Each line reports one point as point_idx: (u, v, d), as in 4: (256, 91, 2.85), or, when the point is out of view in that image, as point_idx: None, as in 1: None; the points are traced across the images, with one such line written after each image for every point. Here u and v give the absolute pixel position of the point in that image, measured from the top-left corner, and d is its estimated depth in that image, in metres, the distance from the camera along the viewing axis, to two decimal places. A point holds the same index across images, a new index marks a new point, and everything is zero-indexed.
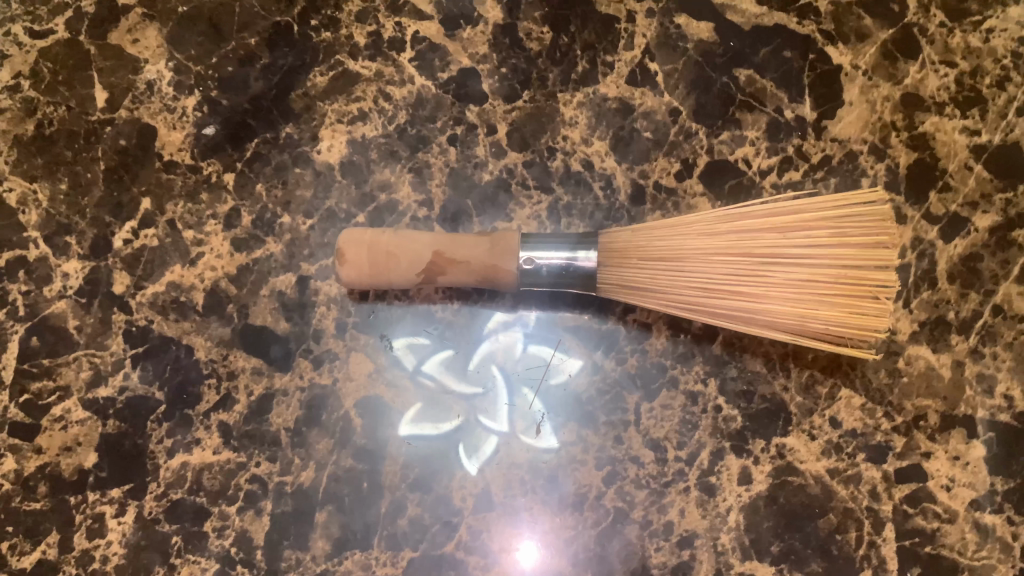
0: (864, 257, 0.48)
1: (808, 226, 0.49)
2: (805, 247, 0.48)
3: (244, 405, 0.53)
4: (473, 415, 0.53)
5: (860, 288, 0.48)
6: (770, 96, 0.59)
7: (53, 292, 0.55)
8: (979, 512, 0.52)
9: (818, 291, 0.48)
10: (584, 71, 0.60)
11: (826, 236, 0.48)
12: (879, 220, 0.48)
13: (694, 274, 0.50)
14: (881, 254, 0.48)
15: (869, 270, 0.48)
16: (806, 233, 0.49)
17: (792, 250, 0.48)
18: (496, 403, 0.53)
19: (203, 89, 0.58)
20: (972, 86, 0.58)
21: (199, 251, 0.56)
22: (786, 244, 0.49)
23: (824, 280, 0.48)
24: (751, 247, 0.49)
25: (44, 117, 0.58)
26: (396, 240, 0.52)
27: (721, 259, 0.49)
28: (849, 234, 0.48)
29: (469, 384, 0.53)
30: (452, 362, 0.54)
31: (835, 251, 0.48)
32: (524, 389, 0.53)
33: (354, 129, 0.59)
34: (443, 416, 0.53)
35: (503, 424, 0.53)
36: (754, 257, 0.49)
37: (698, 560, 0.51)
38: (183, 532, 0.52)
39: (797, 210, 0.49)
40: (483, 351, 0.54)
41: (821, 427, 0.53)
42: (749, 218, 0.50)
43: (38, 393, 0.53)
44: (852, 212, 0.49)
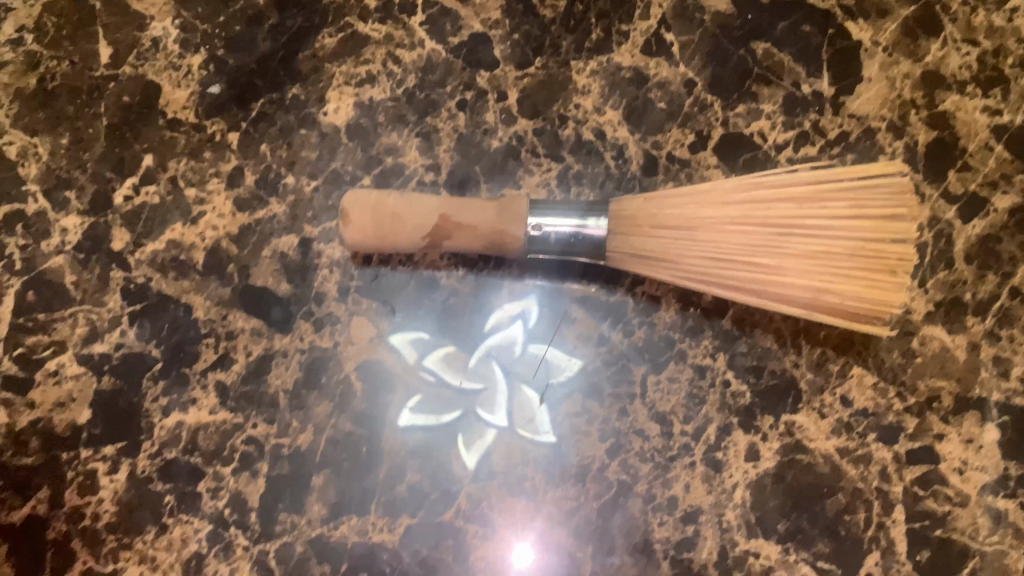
0: (880, 230, 0.47)
1: (825, 197, 0.48)
2: (821, 218, 0.47)
3: (243, 365, 0.52)
4: (471, 410, 0.52)
5: (877, 262, 0.47)
6: (788, 71, 0.58)
7: (51, 247, 0.54)
8: (991, 496, 0.50)
9: (834, 263, 0.47)
10: (598, 40, 0.58)
11: (843, 207, 0.47)
12: (900, 191, 0.47)
13: (706, 245, 0.49)
14: (899, 227, 0.47)
15: (887, 243, 0.47)
16: (823, 204, 0.48)
17: (808, 221, 0.47)
18: (497, 397, 0.52)
19: (210, 48, 0.57)
20: (994, 65, 0.57)
21: (201, 210, 0.55)
22: (802, 215, 0.47)
23: (840, 252, 0.47)
24: (765, 218, 0.48)
25: (47, 71, 0.56)
26: (401, 203, 0.51)
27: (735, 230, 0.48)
28: (867, 206, 0.47)
29: (471, 382, 0.52)
30: (453, 358, 0.53)
31: (852, 223, 0.47)
32: (524, 389, 0.52)
33: (362, 92, 0.58)
34: (442, 407, 0.52)
35: (502, 419, 0.52)
36: (768, 228, 0.48)
37: (702, 536, 0.50)
38: (176, 491, 0.51)
39: (814, 180, 0.48)
40: (487, 347, 0.53)
41: (831, 405, 0.51)
42: (764, 187, 0.49)
43: (32, 347, 0.52)
44: (871, 183, 0.47)
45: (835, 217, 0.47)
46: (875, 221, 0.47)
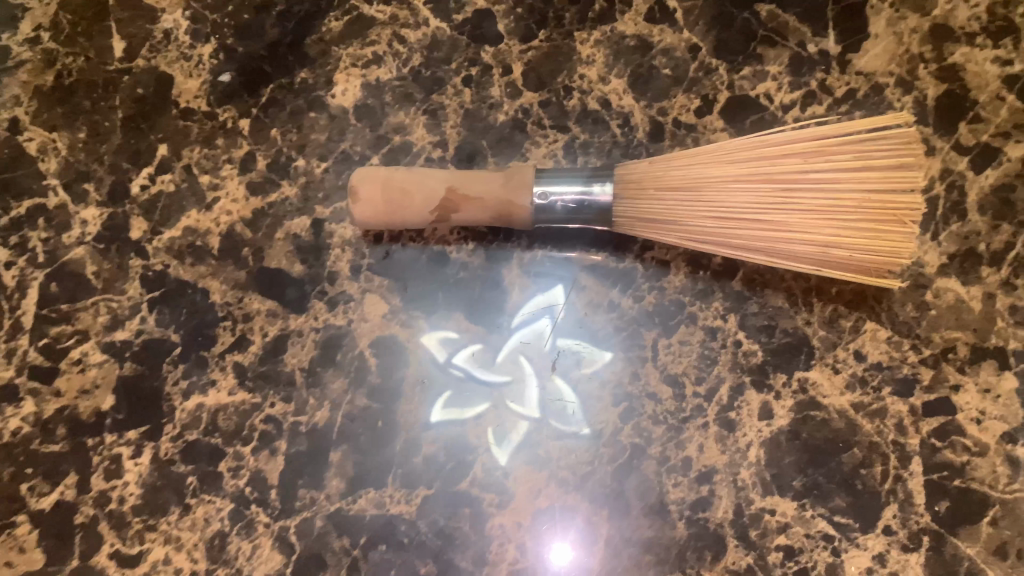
0: (888, 180, 0.46)
1: (830, 151, 0.47)
2: (827, 172, 0.47)
3: (260, 346, 0.53)
4: (500, 402, 0.52)
5: (886, 213, 0.46)
6: (793, 31, 0.58)
7: (72, 239, 0.55)
8: (1012, 445, 0.50)
9: (841, 216, 0.46)
10: (601, 10, 0.59)
11: (848, 160, 0.47)
12: (905, 141, 0.46)
13: (712, 204, 0.48)
14: (906, 176, 0.46)
15: (895, 193, 0.46)
16: (829, 158, 0.47)
17: (815, 175, 0.47)
18: (526, 388, 0.52)
19: (219, 37, 0.59)
20: (1004, 15, 0.57)
21: (215, 196, 0.56)
22: (807, 170, 0.47)
23: (846, 205, 0.46)
24: (770, 175, 0.48)
25: (64, 67, 0.58)
26: (410, 177, 0.52)
27: (740, 188, 0.48)
28: (873, 157, 0.47)
29: (487, 374, 0.52)
30: (482, 357, 0.53)
31: (859, 175, 0.46)
32: (555, 379, 0.52)
33: (368, 73, 0.58)
34: (472, 402, 0.52)
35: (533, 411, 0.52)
36: (774, 185, 0.47)
37: (718, 495, 0.50)
38: (198, 473, 0.52)
39: (819, 135, 0.48)
40: (497, 333, 0.53)
41: (845, 360, 0.51)
42: (768, 144, 0.48)
43: (56, 336, 0.54)
44: (876, 135, 0.47)
45: (841, 171, 0.47)
46: (882, 171, 0.46)
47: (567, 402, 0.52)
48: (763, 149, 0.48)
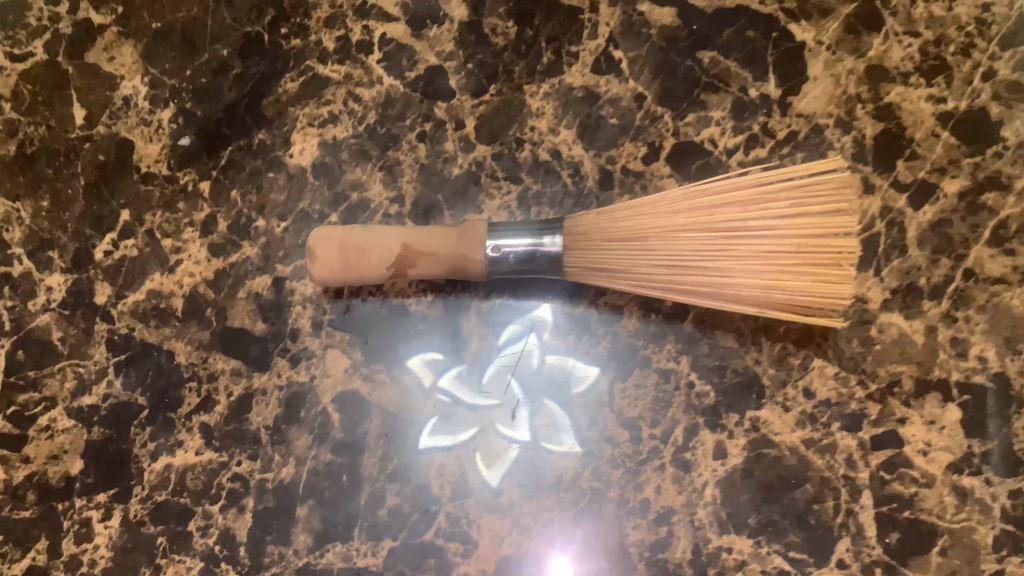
0: (823, 226, 0.48)
1: (769, 199, 0.49)
2: (765, 218, 0.49)
3: (225, 406, 0.54)
4: (489, 426, 0.54)
5: (823, 256, 0.48)
6: (735, 77, 0.60)
7: (38, 306, 0.56)
8: (957, 475, 0.52)
9: (783, 261, 0.48)
10: (549, 62, 0.60)
11: (786, 207, 0.49)
12: (839, 187, 0.48)
13: (658, 253, 0.50)
14: (841, 221, 0.48)
15: (831, 238, 0.48)
16: (767, 205, 0.49)
17: (754, 222, 0.49)
18: (504, 423, 0.54)
19: (178, 102, 0.60)
20: (936, 54, 0.58)
21: (178, 259, 0.57)
22: (747, 219, 0.49)
23: (786, 250, 0.48)
24: (713, 223, 0.50)
25: (27, 137, 0.60)
26: (365, 237, 0.53)
27: (685, 237, 0.50)
28: (809, 203, 0.49)
29: (449, 426, 0.54)
30: (457, 392, 0.54)
31: (797, 221, 0.48)
32: (547, 403, 0.53)
33: (325, 131, 0.60)
34: (433, 452, 0.53)
35: (524, 435, 0.53)
36: (717, 233, 0.49)
37: (676, 535, 0.52)
38: (168, 532, 0.53)
39: (758, 183, 0.50)
40: (457, 384, 0.54)
41: (795, 398, 0.53)
42: (709, 193, 0.50)
43: (24, 404, 0.55)
44: (812, 183, 0.49)
45: (779, 218, 0.49)
46: (819, 217, 0.48)
47: (546, 434, 0.53)
48: (705, 198, 0.50)
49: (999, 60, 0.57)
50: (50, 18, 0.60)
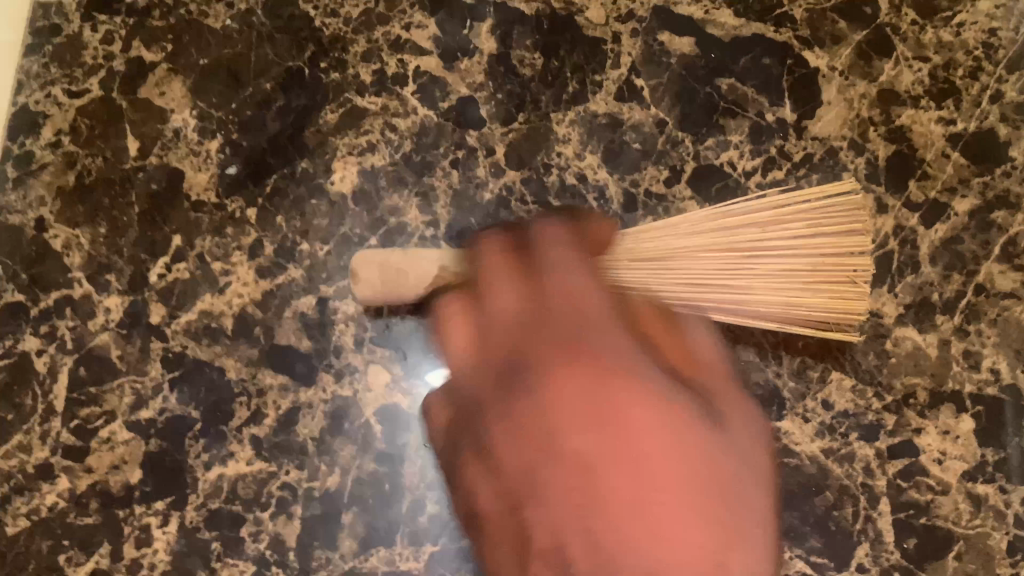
0: (837, 245, 0.53)
1: (788, 222, 0.54)
2: (785, 240, 0.53)
3: (274, 419, 0.58)
4: None
5: (839, 273, 0.53)
6: (751, 102, 0.64)
7: (97, 326, 0.60)
8: (972, 482, 0.55)
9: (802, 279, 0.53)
10: (574, 91, 0.64)
11: (804, 229, 0.53)
12: (848, 211, 0.54)
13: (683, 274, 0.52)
14: (854, 241, 0.53)
15: (845, 257, 0.53)
16: (785, 227, 0.54)
17: (774, 243, 0.53)
18: None
19: (225, 133, 0.64)
20: (946, 78, 0.62)
21: (228, 281, 0.60)
22: (768, 239, 0.53)
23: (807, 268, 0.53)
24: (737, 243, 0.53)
25: (84, 168, 0.63)
26: (404, 259, 0.56)
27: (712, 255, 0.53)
28: (826, 226, 0.53)
29: None
30: None
31: (815, 242, 0.53)
32: None
33: (363, 160, 0.63)
34: None
35: None
36: (740, 252, 0.53)
37: None
38: (221, 538, 0.56)
39: (773, 207, 0.54)
40: None
41: (814, 409, 0.56)
42: (728, 217, 0.54)
43: (86, 418, 0.58)
44: (825, 207, 0.54)
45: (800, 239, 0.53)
46: (835, 238, 0.53)
47: None
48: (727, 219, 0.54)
49: (1006, 82, 0.62)
50: (105, 56, 0.64)
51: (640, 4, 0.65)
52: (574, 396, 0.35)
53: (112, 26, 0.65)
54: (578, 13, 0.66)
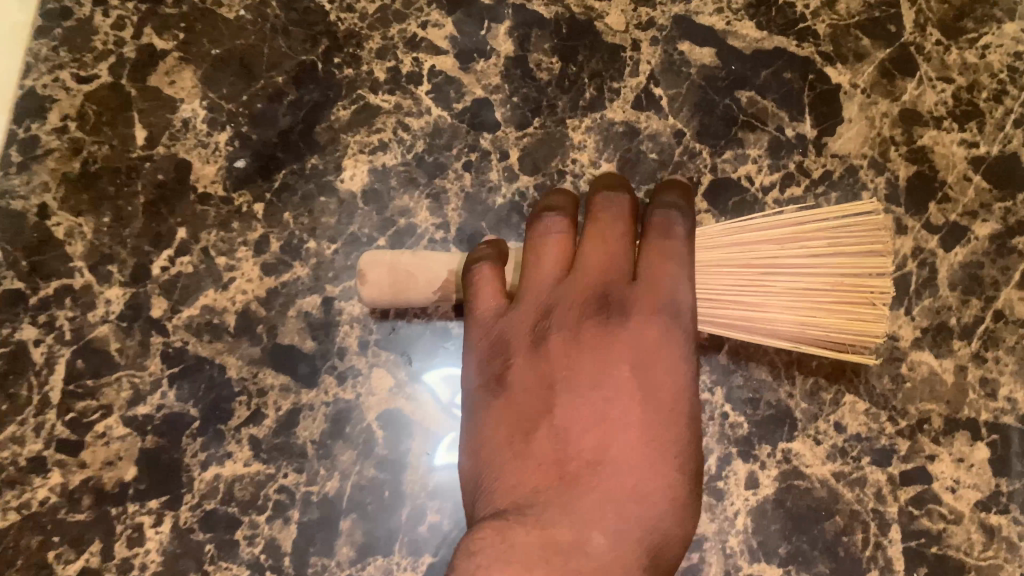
0: (858, 265, 0.51)
1: (808, 238, 0.52)
2: (802, 257, 0.52)
3: (273, 420, 0.56)
4: None
5: (858, 295, 0.51)
6: (772, 116, 0.63)
7: (97, 317, 0.58)
8: (984, 512, 0.54)
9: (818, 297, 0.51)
10: (592, 97, 0.63)
11: (822, 247, 0.52)
12: (873, 229, 0.52)
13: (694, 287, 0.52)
14: (876, 260, 0.51)
15: (866, 277, 0.51)
16: (804, 244, 0.52)
17: (791, 260, 0.52)
18: None
19: (234, 126, 0.63)
20: (969, 100, 0.61)
21: (232, 276, 0.59)
22: (785, 256, 0.52)
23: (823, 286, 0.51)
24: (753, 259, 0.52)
25: (89, 155, 0.62)
26: (413, 261, 0.55)
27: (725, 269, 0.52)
28: (847, 245, 0.52)
29: None
30: None
31: (834, 261, 0.51)
32: None
33: (374, 159, 0.62)
34: None
35: None
36: (756, 267, 0.52)
37: (708, 562, 0.54)
38: (216, 540, 0.55)
39: (795, 223, 0.52)
40: None
41: (826, 431, 0.55)
42: (747, 231, 0.53)
43: (82, 411, 0.57)
44: (847, 224, 0.52)
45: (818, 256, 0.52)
46: (855, 257, 0.51)
47: None
48: (745, 234, 0.53)
49: None
50: (115, 41, 0.63)
51: (661, 12, 0.64)
52: (622, 353, 0.47)
53: (124, 11, 0.64)
54: (598, 19, 0.65)
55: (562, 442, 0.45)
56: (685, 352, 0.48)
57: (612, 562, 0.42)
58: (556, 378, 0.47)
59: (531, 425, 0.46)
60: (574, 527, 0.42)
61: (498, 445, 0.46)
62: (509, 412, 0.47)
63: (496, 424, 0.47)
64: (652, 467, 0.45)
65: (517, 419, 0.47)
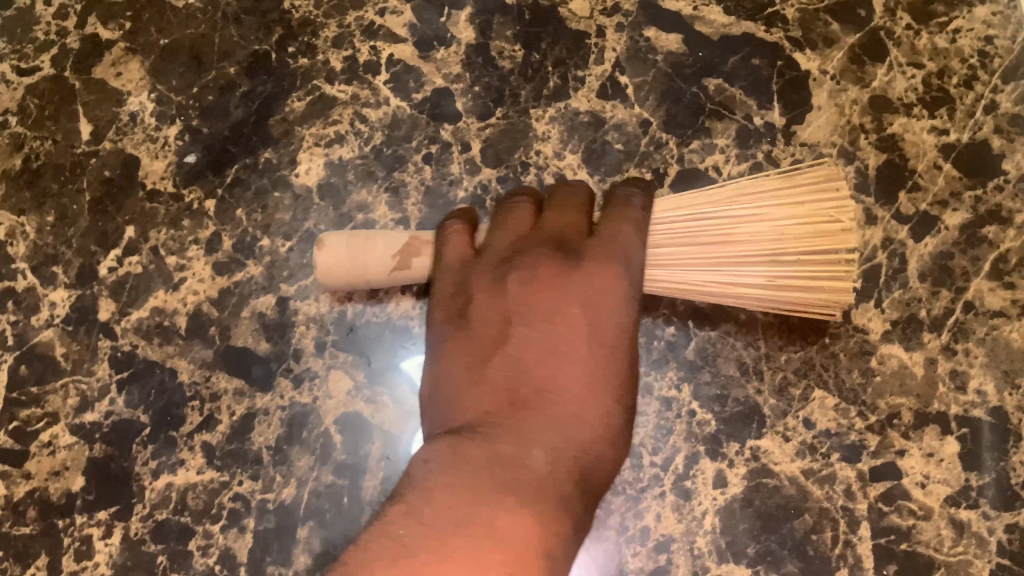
0: (819, 220, 0.51)
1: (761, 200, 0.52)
2: (760, 219, 0.51)
3: (227, 426, 0.54)
4: None
5: (824, 246, 0.50)
6: (740, 104, 0.61)
7: (41, 321, 0.56)
8: (955, 507, 0.53)
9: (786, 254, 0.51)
10: (555, 86, 0.61)
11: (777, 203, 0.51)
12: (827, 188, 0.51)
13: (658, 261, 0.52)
14: (835, 213, 0.51)
15: (830, 229, 0.51)
16: (761, 208, 0.51)
17: (750, 225, 0.51)
18: None
19: (184, 119, 0.60)
20: (940, 86, 0.60)
21: (183, 276, 0.57)
22: (742, 219, 0.51)
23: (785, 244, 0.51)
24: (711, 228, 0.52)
25: (32, 151, 0.60)
26: (369, 234, 0.54)
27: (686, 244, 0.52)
28: (800, 200, 0.51)
29: None
30: None
31: (792, 214, 0.51)
32: None
33: (331, 152, 0.60)
34: None
35: None
36: (715, 235, 0.52)
37: (675, 564, 0.53)
38: (168, 551, 0.53)
39: (750, 191, 0.52)
40: None
41: (795, 428, 0.54)
42: (703, 202, 0.52)
43: (26, 419, 0.55)
44: (799, 181, 0.52)
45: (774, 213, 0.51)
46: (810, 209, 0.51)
47: None
48: (698, 205, 0.52)
49: (1001, 92, 0.59)
50: (58, 32, 0.61)
51: None
52: (572, 291, 0.47)
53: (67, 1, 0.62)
54: (561, 5, 0.63)
55: (512, 372, 0.45)
56: (635, 294, 0.49)
57: (548, 476, 0.41)
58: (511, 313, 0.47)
59: (483, 354, 0.47)
60: (514, 442, 0.42)
61: (453, 372, 0.47)
62: (464, 344, 0.48)
63: (450, 359, 0.48)
64: (594, 401, 0.45)
65: (473, 349, 0.47)
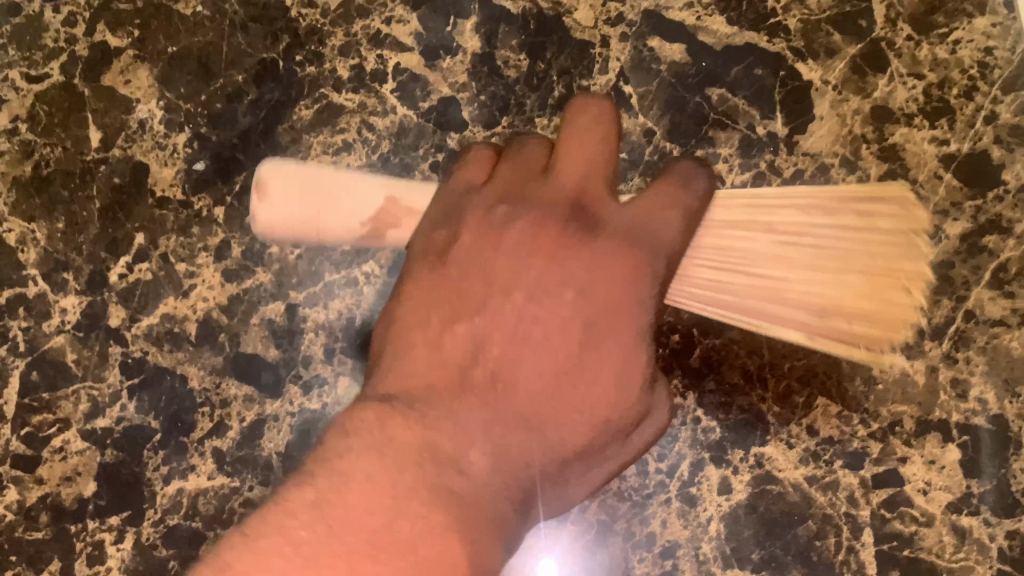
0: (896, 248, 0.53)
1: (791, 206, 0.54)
2: (830, 230, 0.54)
3: (237, 432, 0.55)
4: None
5: (893, 275, 0.53)
6: (743, 114, 0.62)
7: (52, 327, 0.57)
8: (956, 514, 0.54)
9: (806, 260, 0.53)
10: (561, 95, 0.62)
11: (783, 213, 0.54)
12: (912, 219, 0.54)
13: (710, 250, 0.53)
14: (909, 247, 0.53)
15: (905, 260, 0.53)
16: (830, 217, 0.54)
17: (817, 232, 0.54)
18: None
19: (193, 126, 0.61)
20: (940, 97, 0.61)
21: (192, 283, 0.58)
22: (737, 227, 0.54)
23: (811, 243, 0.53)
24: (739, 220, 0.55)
25: (42, 158, 0.60)
26: (342, 185, 0.53)
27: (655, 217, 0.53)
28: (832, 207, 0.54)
29: None
30: None
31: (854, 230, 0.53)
32: None
33: (339, 159, 0.61)
34: None
35: None
36: (776, 238, 0.54)
37: (681, 568, 0.55)
38: (179, 556, 0.54)
39: (819, 194, 0.54)
40: None
41: (798, 436, 0.55)
42: (766, 199, 0.54)
43: (38, 425, 0.55)
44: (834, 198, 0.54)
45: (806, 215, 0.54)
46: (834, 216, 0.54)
47: None
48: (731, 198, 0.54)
49: (1000, 103, 0.60)
50: (66, 39, 0.61)
51: (630, 7, 0.63)
52: (573, 275, 0.43)
53: (75, 6, 0.61)
54: (566, 14, 0.63)
55: (488, 344, 0.42)
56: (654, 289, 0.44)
57: (483, 490, 0.39)
58: (501, 280, 0.43)
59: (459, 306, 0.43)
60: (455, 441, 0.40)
61: (419, 319, 0.43)
62: (436, 290, 0.44)
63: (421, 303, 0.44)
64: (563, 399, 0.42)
65: (445, 297, 0.43)
